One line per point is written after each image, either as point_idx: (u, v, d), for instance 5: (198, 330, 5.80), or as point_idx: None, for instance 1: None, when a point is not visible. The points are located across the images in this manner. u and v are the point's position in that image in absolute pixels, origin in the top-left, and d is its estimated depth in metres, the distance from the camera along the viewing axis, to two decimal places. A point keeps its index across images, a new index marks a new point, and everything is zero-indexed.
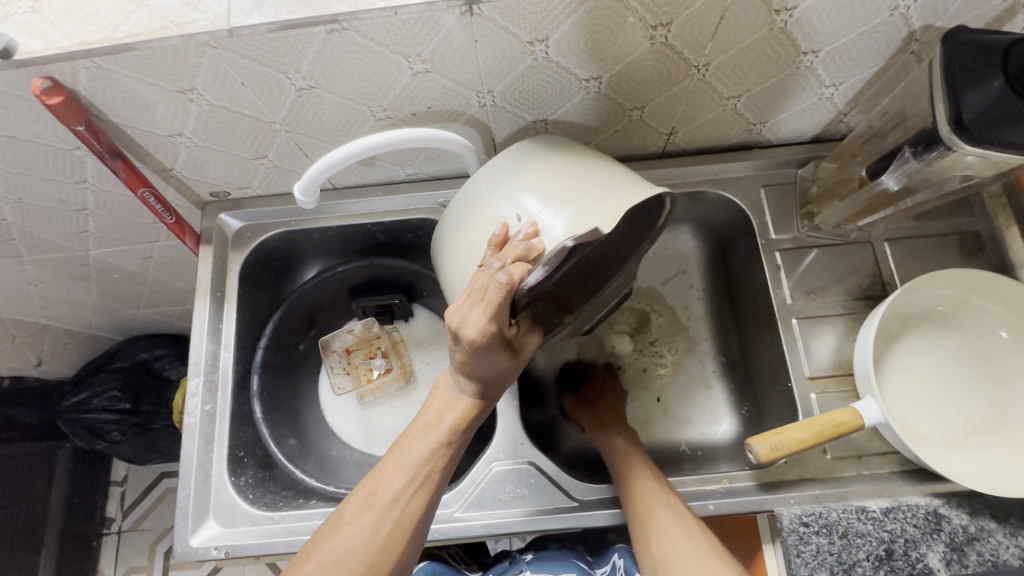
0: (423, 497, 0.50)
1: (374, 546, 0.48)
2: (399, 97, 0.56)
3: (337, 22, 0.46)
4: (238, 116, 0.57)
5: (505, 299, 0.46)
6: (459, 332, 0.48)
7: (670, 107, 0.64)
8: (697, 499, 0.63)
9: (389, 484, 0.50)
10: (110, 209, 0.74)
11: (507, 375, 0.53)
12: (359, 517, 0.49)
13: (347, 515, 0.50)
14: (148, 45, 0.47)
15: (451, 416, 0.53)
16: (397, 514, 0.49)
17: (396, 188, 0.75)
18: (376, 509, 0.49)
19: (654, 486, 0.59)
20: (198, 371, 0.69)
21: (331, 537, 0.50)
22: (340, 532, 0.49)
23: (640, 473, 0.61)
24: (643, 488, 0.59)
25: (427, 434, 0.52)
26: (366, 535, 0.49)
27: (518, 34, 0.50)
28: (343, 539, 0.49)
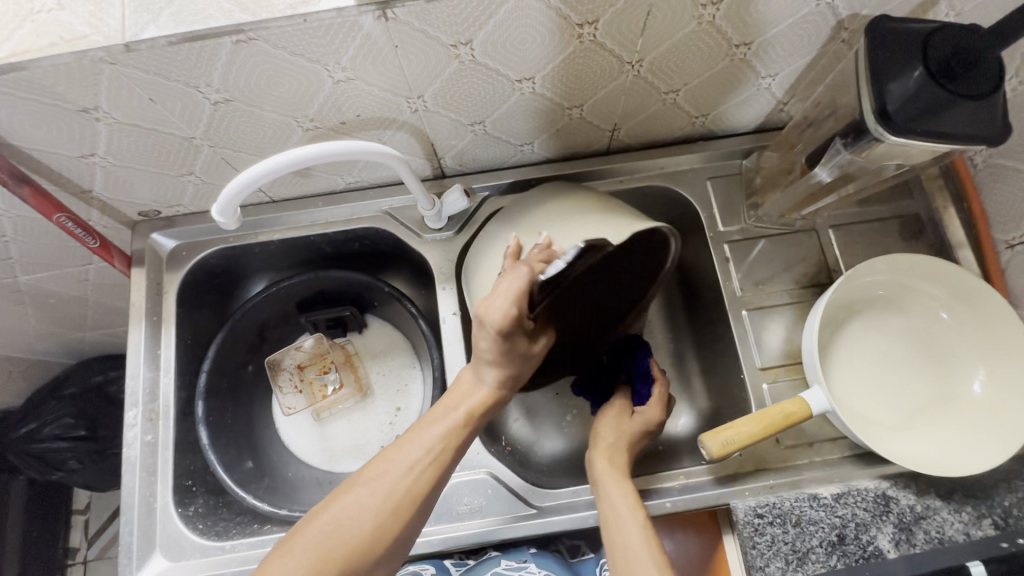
0: (435, 470, 0.53)
1: (385, 518, 0.50)
2: (324, 106, 0.54)
3: (243, 32, 0.43)
4: (153, 133, 0.54)
5: (528, 288, 0.50)
6: (484, 319, 0.50)
7: (610, 104, 0.63)
8: (685, 493, 0.63)
9: (407, 453, 0.52)
10: (31, 234, 0.70)
11: (525, 374, 0.57)
12: (371, 486, 0.51)
13: (359, 482, 0.51)
14: (37, 64, 0.43)
15: (470, 401, 0.55)
16: (410, 481, 0.51)
17: (338, 198, 0.73)
18: (391, 479, 0.51)
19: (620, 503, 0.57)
20: (136, 401, 0.66)
21: (340, 501, 0.50)
22: (345, 500, 0.50)
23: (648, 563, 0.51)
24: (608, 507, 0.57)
25: (448, 413, 0.55)
26: (373, 505, 0.50)
27: (440, 37, 0.48)
28: (350, 506, 0.50)
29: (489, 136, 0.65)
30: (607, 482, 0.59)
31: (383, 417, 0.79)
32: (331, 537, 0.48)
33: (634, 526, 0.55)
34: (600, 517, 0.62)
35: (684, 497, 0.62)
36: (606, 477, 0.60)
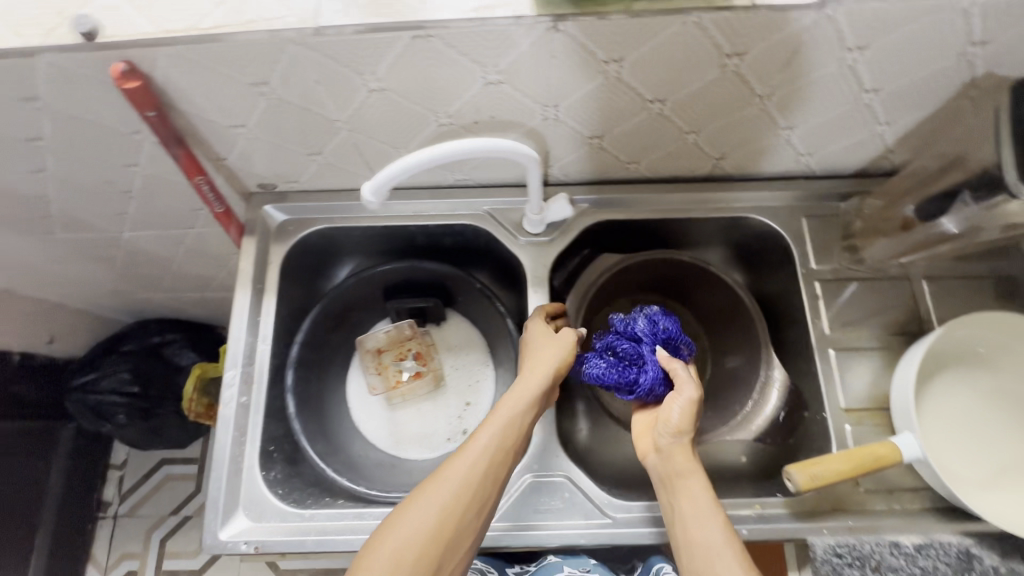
0: (489, 464, 0.55)
1: (450, 525, 0.51)
2: (466, 105, 0.57)
3: (424, 29, 0.46)
4: (304, 112, 0.57)
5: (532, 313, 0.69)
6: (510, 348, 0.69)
7: (727, 133, 0.65)
8: (760, 522, 0.63)
9: (463, 462, 0.54)
10: (155, 193, 0.74)
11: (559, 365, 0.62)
12: (434, 498, 0.52)
13: (421, 493, 0.53)
14: (234, 38, 0.47)
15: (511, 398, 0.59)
16: (467, 476, 0.53)
17: (442, 193, 0.76)
18: (452, 484, 0.53)
19: (693, 498, 0.54)
20: (235, 362, 0.68)
21: (405, 515, 0.52)
22: (410, 515, 0.51)
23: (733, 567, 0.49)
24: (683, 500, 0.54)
25: (502, 416, 0.57)
26: (440, 517, 0.51)
27: (595, 52, 0.50)
28: (419, 516, 0.51)
29: (603, 151, 0.67)
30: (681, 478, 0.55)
31: (451, 412, 0.80)
32: (406, 547, 0.50)
33: (721, 526, 0.52)
34: None
35: (759, 526, 0.62)
36: (685, 470, 0.55)
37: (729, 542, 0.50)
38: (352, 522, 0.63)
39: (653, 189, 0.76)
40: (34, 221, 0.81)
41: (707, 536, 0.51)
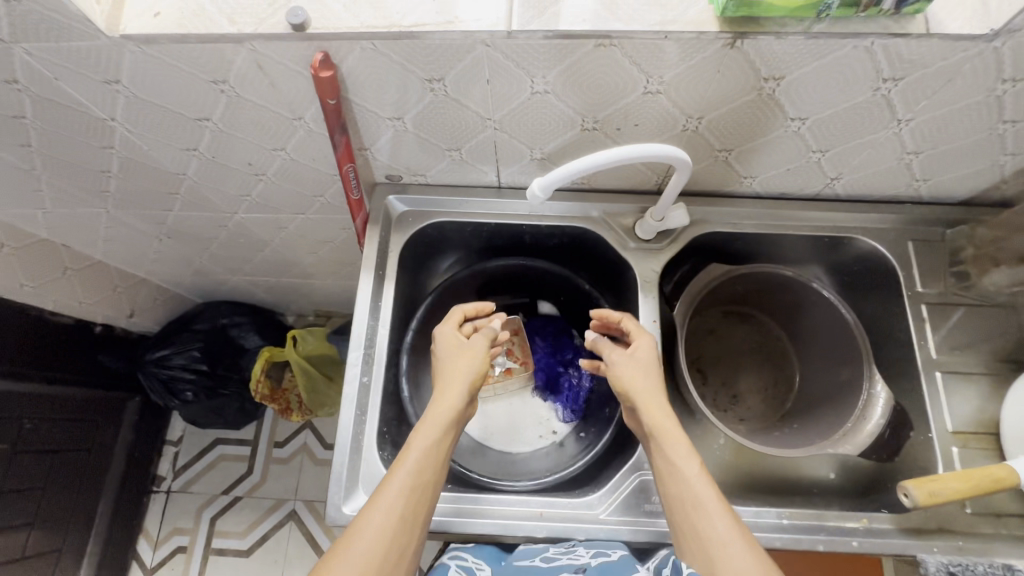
0: (440, 438, 0.58)
1: (406, 520, 0.53)
2: (617, 111, 0.60)
3: (610, 38, 0.49)
4: (462, 108, 0.60)
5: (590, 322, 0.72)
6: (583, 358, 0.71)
7: (851, 155, 0.67)
8: (868, 536, 0.64)
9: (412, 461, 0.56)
10: (286, 177, 0.77)
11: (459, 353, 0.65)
12: (391, 497, 0.53)
13: (382, 490, 0.54)
14: (430, 36, 0.50)
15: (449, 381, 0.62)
16: (427, 449, 0.57)
17: (557, 195, 0.78)
18: (417, 454, 0.56)
19: (682, 461, 0.57)
20: (358, 344, 0.71)
21: (371, 509, 0.53)
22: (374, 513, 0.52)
23: (718, 521, 0.53)
24: (673, 460, 0.57)
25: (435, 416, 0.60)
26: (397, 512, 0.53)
27: (760, 69, 0.53)
28: (383, 513, 0.53)
29: (726, 164, 0.70)
30: (668, 443, 0.58)
31: (542, 409, 0.83)
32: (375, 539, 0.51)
33: (699, 481, 0.55)
34: (784, 541, 0.64)
35: (868, 539, 0.64)
36: (656, 428, 0.59)
37: (712, 495, 0.55)
38: (469, 506, 0.66)
39: (763, 204, 0.78)
40: (159, 197, 0.86)
41: (698, 495, 0.55)
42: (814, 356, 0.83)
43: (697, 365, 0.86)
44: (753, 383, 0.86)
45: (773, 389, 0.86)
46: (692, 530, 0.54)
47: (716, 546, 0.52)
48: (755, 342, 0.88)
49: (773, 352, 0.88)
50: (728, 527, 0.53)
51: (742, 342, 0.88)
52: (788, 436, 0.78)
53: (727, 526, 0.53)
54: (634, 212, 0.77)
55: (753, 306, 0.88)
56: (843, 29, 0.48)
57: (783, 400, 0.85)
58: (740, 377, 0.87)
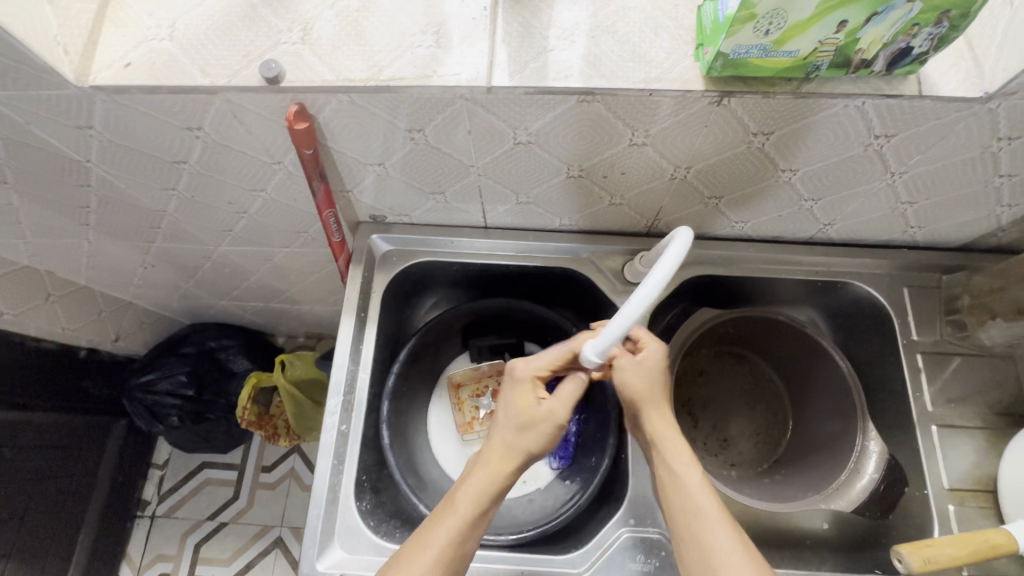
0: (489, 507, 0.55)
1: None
2: (602, 162, 0.58)
3: (592, 94, 0.48)
4: (445, 156, 0.59)
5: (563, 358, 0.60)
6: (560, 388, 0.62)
7: (844, 203, 0.66)
8: None
9: (458, 520, 0.53)
10: (268, 215, 0.76)
11: (537, 419, 0.57)
12: (428, 560, 0.51)
13: (430, 538, 0.52)
14: (408, 90, 0.48)
15: (515, 450, 0.57)
16: (466, 519, 0.53)
17: (545, 235, 0.76)
18: (458, 517, 0.53)
19: (688, 468, 0.55)
20: (337, 391, 0.69)
21: (414, 559, 0.51)
22: (415, 568, 0.50)
23: (722, 531, 0.51)
24: (678, 466, 0.56)
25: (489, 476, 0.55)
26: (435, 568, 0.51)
27: (748, 124, 0.51)
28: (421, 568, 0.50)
29: (716, 209, 0.69)
30: (669, 449, 0.57)
31: None
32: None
33: (701, 491, 0.54)
34: None
35: None
36: (655, 436, 0.58)
37: (715, 507, 0.53)
38: None
39: (755, 247, 0.76)
40: (141, 229, 0.84)
41: (703, 507, 0.53)
42: (808, 401, 0.81)
43: (688, 408, 0.84)
44: (745, 428, 0.84)
45: (767, 434, 0.84)
46: (699, 544, 0.51)
47: (724, 563, 0.50)
48: (748, 384, 0.86)
49: (765, 395, 0.86)
50: (732, 539, 0.50)
51: (735, 384, 0.86)
52: (779, 485, 0.76)
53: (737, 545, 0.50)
54: (623, 253, 0.76)
55: (745, 347, 0.87)
56: (831, 90, 0.47)
57: (776, 446, 0.83)
58: (733, 420, 0.84)
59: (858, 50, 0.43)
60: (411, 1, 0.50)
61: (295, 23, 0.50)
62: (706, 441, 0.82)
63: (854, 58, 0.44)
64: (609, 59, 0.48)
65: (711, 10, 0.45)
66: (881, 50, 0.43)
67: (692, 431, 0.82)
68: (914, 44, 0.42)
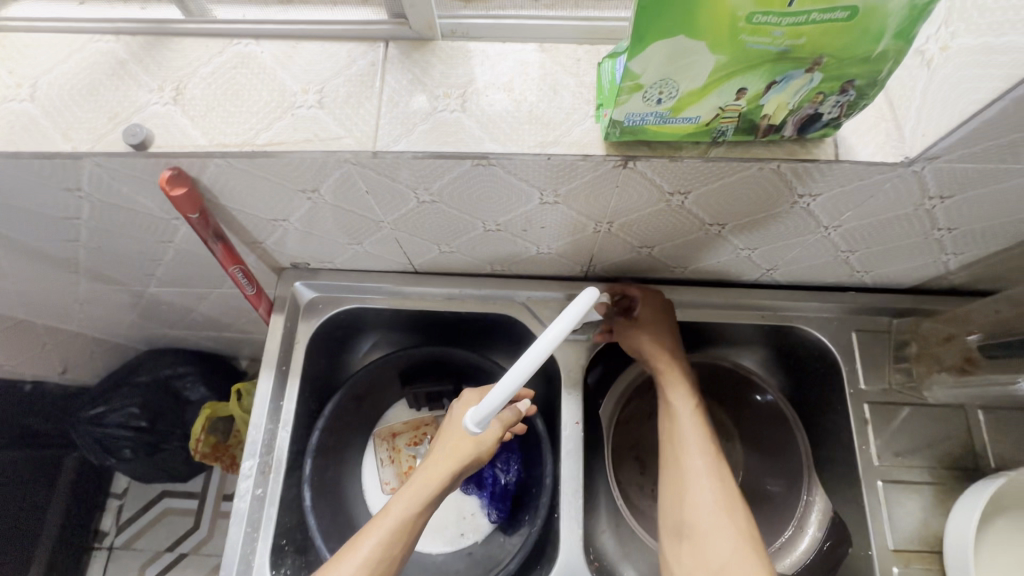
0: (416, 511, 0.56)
1: (392, 554, 0.53)
2: (517, 218, 0.55)
3: (486, 158, 0.44)
4: (350, 213, 0.55)
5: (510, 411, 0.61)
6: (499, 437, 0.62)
7: (782, 252, 0.62)
8: None
9: (409, 497, 0.56)
10: (186, 262, 0.72)
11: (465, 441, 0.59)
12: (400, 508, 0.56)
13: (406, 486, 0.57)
14: (287, 155, 0.45)
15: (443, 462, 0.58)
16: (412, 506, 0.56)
17: (478, 280, 0.72)
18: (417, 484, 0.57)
19: (684, 401, 0.61)
20: (253, 452, 0.66)
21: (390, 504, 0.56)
22: (366, 539, 0.54)
23: (699, 458, 0.57)
24: (676, 400, 0.62)
25: (426, 479, 0.57)
26: (383, 545, 0.53)
27: (662, 185, 0.48)
28: (369, 546, 0.53)
29: (650, 256, 0.65)
30: (670, 382, 0.63)
31: (466, 504, 0.78)
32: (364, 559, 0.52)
33: (689, 422, 0.60)
34: None
35: None
36: (659, 371, 0.64)
37: (699, 439, 0.58)
38: None
39: (698, 290, 0.72)
40: (62, 274, 0.80)
41: (690, 438, 0.59)
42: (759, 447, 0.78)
43: None
44: None
45: None
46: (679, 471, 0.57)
47: (697, 488, 0.55)
48: None
49: None
50: (708, 469, 0.56)
51: None
52: None
53: (714, 475, 0.56)
54: (559, 299, 0.72)
55: None
56: (742, 153, 0.43)
57: None
58: None
59: (764, 115, 0.40)
60: (295, 57, 0.46)
61: (166, 82, 0.46)
62: None
63: (759, 124, 0.40)
64: (504, 120, 0.44)
65: (608, 69, 0.42)
66: (789, 115, 0.40)
67: None
68: (823, 110, 0.39)
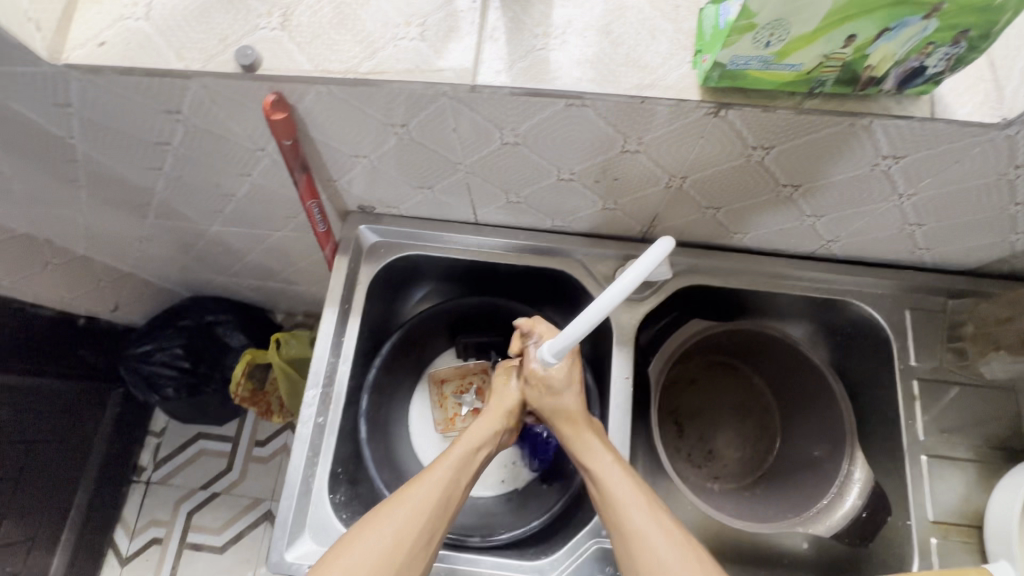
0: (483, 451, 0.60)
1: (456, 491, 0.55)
2: (593, 166, 0.56)
3: (581, 98, 0.45)
4: (431, 152, 0.57)
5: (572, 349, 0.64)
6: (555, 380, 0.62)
7: (848, 221, 0.63)
8: None
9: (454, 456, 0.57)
10: (256, 199, 0.74)
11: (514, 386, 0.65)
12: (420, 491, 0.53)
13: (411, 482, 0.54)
14: (388, 85, 0.46)
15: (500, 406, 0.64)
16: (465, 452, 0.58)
17: (538, 235, 0.74)
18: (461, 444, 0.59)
19: (612, 462, 0.57)
20: (316, 382, 0.69)
21: (403, 494, 0.53)
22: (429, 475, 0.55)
23: (647, 515, 0.52)
24: (592, 458, 0.58)
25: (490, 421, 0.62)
26: (447, 482, 0.55)
27: (747, 137, 0.48)
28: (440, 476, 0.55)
29: (713, 220, 0.66)
30: (596, 451, 0.58)
31: (507, 453, 0.80)
32: (431, 493, 0.53)
33: (620, 481, 0.55)
34: None
35: None
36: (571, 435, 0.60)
37: (639, 496, 0.54)
38: None
39: (755, 259, 0.73)
40: (133, 206, 0.83)
41: (635, 493, 0.54)
42: (800, 419, 0.79)
43: (674, 419, 0.83)
44: (733, 439, 0.82)
45: (756, 449, 0.82)
46: (634, 527, 0.52)
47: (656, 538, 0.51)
48: (739, 397, 0.84)
49: (756, 408, 0.84)
50: (661, 520, 0.52)
51: (727, 396, 0.84)
52: (763, 505, 0.75)
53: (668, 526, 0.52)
54: (615, 258, 0.73)
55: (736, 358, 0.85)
56: (837, 106, 0.44)
57: (764, 461, 0.81)
58: (717, 430, 0.83)
59: (867, 67, 0.40)
60: None
61: (274, 7, 0.47)
62: (689, 452, 0.81)
63: (862, 75, 0.41)
64: (600, 62, 0.45)
65: (712, 15, 0.42)
66: (893, 67, 0.40)
67: (677, 442, 0.82)
68: (928, 63, 0.39)
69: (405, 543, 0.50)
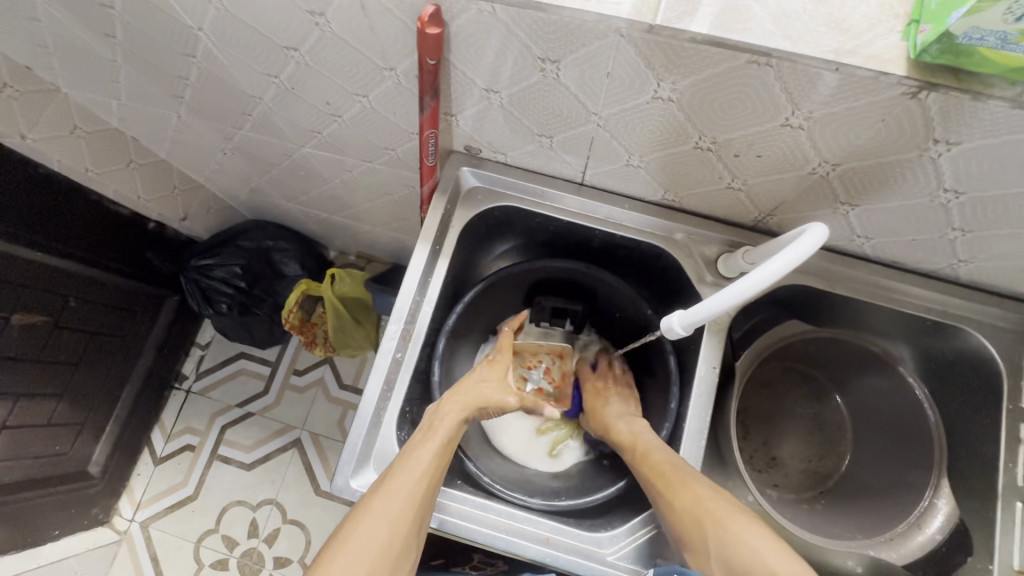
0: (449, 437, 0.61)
1: (439, 475, 0.58)
2: (741, 138, 0.52)
3: (768, 56, 0.42)
4: (570, 98, 0.54)
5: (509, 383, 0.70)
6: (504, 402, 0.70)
7: (995, 243, 0.58)
8: None
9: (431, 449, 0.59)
10: (361, 123, 0.72)
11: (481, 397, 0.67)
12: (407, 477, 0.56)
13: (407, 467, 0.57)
14: (561, 12, 0.43)
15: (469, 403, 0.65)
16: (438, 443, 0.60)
17: (643, 206, 0.71)
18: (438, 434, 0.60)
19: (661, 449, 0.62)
20: (399, 317, 0.68)
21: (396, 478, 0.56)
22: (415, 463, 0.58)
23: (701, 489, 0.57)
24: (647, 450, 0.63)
25: (463, 413, 0.63)
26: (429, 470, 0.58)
27: (934, 128, 0.44)
28: (427, 460, 0.58)
29: (841, 220, 0.62)
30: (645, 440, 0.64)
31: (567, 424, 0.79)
32: (417, 482, 0.56)
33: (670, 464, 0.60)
34: None
35: None
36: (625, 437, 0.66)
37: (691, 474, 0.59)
38: (477, 511, 0.64)
39: (872, 268, 0.68)
40: (232, 114, 0.82)
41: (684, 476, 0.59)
42: (879, 441, 0.76)
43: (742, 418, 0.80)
44: (799, 449, 0.79)
45: (822, 463, 0.79)
46: (684, 505, 0.56)
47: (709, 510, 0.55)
48: (812, 408, 0.81)
49: (827, 422, 0.81)
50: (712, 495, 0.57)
51: (801, 405, 0.81)
52: (826, 521, 0.72)
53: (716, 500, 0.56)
54: (721, 243, 0.70)
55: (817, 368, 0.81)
56: None
57: (828, 478, 0.78)
58: (783, 437, 0.80)
59: None
60: None
61: None
62: (754, 453, 0.79)
63: None
64: (799, 18, 0.41)
65: None
66: None
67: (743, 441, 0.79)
68: None
69: (400, 535, 0.53)
